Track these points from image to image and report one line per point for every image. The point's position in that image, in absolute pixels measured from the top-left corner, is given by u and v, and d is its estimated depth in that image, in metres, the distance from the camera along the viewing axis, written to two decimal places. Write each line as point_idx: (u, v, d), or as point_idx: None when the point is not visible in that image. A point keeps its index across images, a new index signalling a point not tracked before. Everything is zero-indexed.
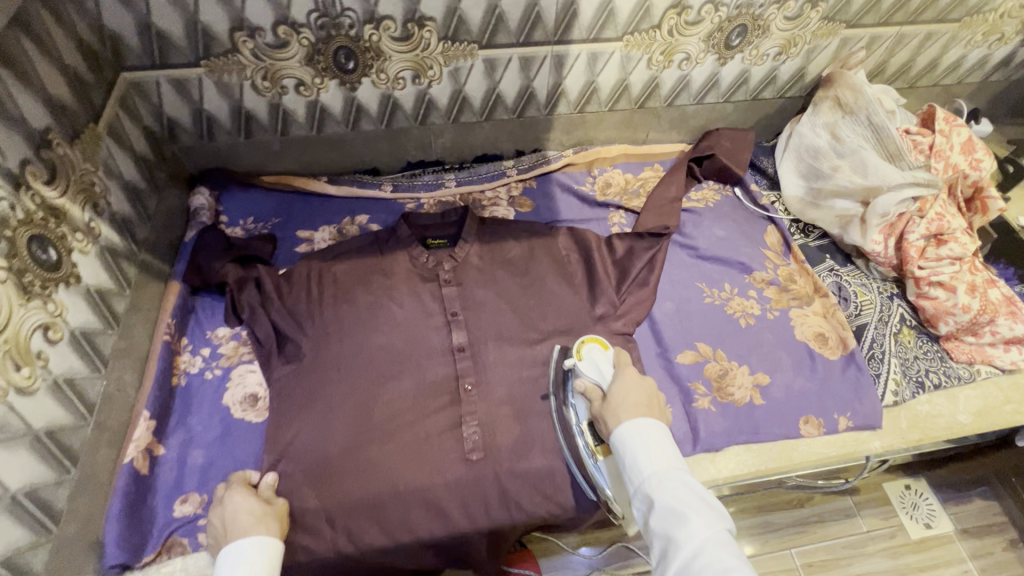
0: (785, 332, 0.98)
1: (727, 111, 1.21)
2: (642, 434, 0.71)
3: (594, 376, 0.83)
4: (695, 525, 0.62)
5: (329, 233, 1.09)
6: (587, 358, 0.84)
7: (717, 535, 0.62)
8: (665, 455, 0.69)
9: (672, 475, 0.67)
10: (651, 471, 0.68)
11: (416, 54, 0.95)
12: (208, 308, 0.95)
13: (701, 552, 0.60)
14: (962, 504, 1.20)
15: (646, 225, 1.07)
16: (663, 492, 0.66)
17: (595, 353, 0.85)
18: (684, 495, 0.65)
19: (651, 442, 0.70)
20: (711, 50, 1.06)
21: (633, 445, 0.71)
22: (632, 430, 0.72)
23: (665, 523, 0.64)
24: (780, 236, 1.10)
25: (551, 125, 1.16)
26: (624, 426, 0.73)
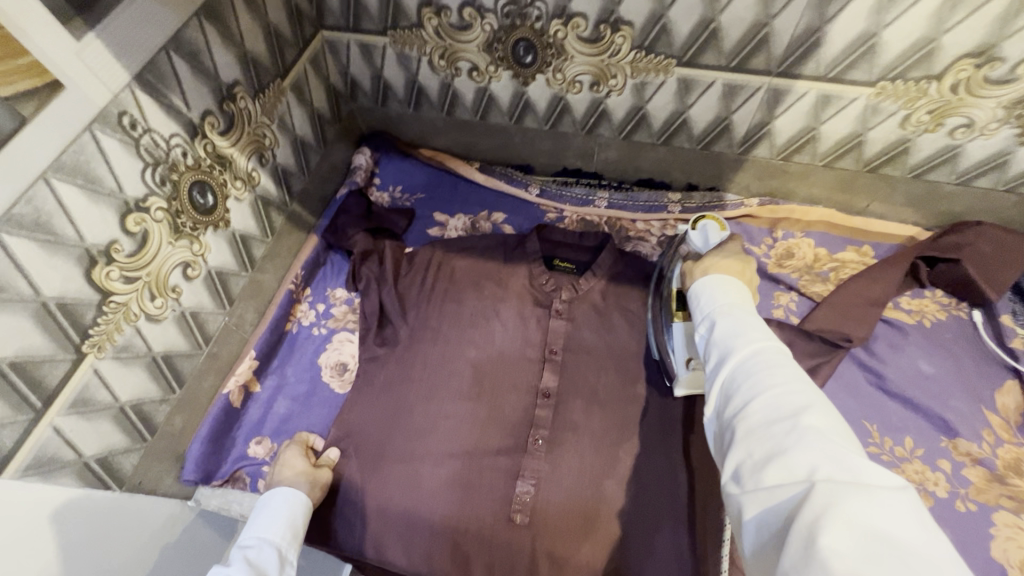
0: (975, 539, 0.70)
1: (1006, 204, 0.86)
2: (719, 280, 0.64)
3: (699, 243, 0.80)
4: (754, 335, 0.53)
5: (463, 222, 1.06)
6: (699, 228, 0.81)
7: (781, 344, 0.52)
8: (739, 295, 0.61)
9: (743, 305, 0.59)
10: (722, 305, 0.60)
11: (601, 59, 0.82)
12: (335, 266, 1.00)
13: (759, 351, 0.51)
14: None
15: (817, 322, 0.83)
16: (729, 315, 0.57)
17: (709, 227, 0.80)
18: (753, 320, 0.55)
19: (728, 286, 0.62)
20: (1013, 122, 0.74)
21: (708, 286, 0.64)
22: (710, 281, 0.65)
23: (724, 332, 0.55)
24: (1022, 401, 0.78)
25: (741, 167, 0.95)
26: (703, 279, 0.67)
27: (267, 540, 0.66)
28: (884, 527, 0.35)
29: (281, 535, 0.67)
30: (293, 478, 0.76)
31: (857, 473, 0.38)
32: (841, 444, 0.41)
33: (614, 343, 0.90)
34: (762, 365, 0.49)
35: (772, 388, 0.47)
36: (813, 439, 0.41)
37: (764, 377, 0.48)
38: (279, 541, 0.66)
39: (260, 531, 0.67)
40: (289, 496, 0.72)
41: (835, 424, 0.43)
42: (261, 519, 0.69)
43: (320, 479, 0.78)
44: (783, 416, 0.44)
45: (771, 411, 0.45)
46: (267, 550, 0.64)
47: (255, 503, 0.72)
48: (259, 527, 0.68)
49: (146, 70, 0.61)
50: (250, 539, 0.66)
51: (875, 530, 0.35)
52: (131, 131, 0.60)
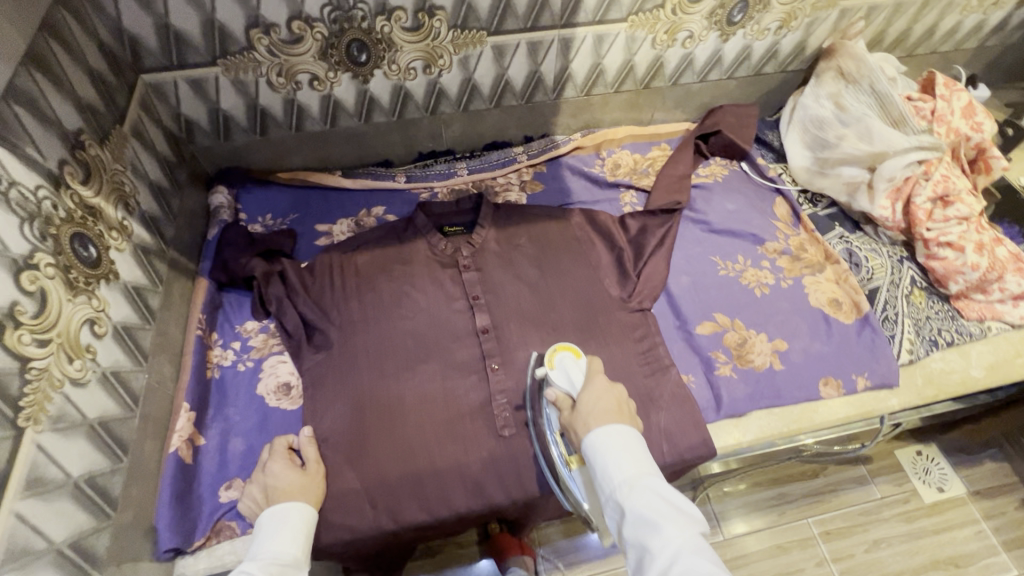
0: (798, 299, 1.01)
1: (731, 87, 1.23)
2: (612, 439, 0.70)
3: (565, 384, 0.84)
4: (667, 533, 0.60)
5: (348, 225, 1.11)
6: (559, 367, 0.85)
7: (692, 542, 0.60)
8: (639, 466, 0.68)
9: (642, 482, 0.66)
10: (622, 479, 0.67)
11: (427, 43, 0.96)
12: (235, 303, 0.98)
13: (677, 560, 0.58)
14: (973, 467, 1.31)
15: (656, 202, 1.10)
16: (637, 503, 0.64)
17: (566, 360, 0.85)
18: (656, 503, 0.63)
19: (622, 450, 0.69)
20: (714, 27, 1.08)
21: (603, 453, 0.70)
22: (604, 436, 0.71)
23: (641, 533, 0.62)
24: (788, 207, 1.12)
25: (559, 109, 1.18)
26: (595, 433, 0.72)
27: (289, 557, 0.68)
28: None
29: (302, 550, 0.70)
30: (295, 492, 0.76)
31: None
32: None
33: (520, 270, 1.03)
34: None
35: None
36: None
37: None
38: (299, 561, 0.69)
39: (287, 546, 0.69)
40: (304, 512, 0.74)
41: None
42: (280, 531, 0.71)
43: (314, 486, 0.79)
44: None
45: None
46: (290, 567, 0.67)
47: (276, 510, 0.73)
48: (280, 539, 0.70)
49: None
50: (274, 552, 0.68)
51: None
52: None
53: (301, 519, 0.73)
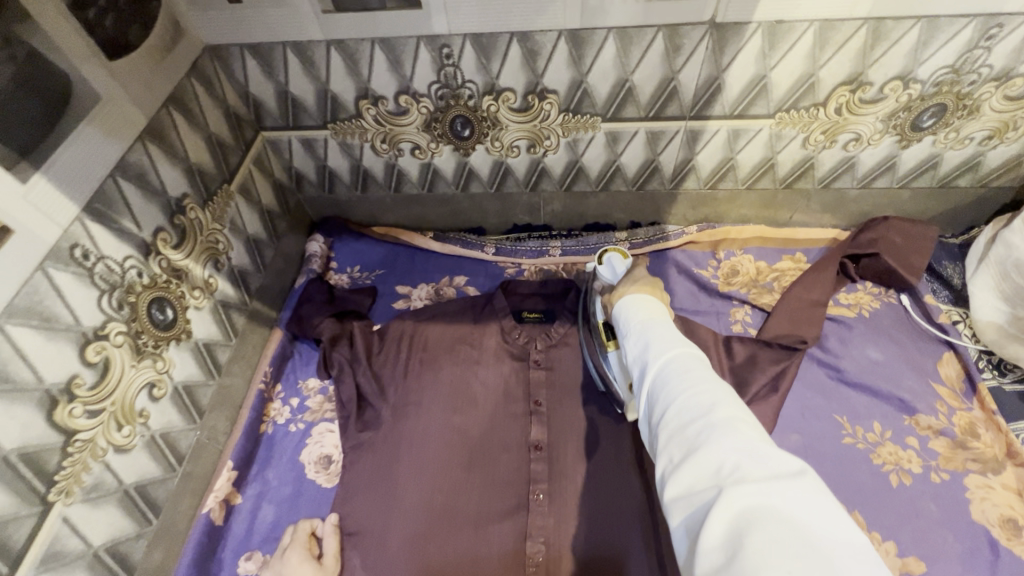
0: (956, 507, 0.76)
1: (902, 198, 0.98)
2: (637, 301, 0.66)
3: (609, 277, 0.82)
4: (667, 346, 0.53)
5: (427, 291, 1.08)
6: (607, 261, 0.82)
7: (693, 350, 0.53)
8: (656, 311, 0.63)
9: (658, 320, 0.60)
10: (636, 322, 0.61)
11: (533, 125, 0.89)
12: (304, 356, 0.98)
13: (672, 360, 0.51)
14: None
15: (774, 331, 0.91)
16: (646, 332, 0.58)
17: (614, 257, 0.83)
18: (664, 331, 0.57)
19: (642, 304, 0.64)
20: (892, 131, 0.86)
21: (625, 309, 0.65)
22: (629, 301, 0.67)
23: (642, 349, 0.56)
24: (961, 368, 0.86)
25: (675, 200, 1.04)
26: (622, 298, 0.70)
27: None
28: (792, 508, 0.34)
29: None
30: None
31: (765, 468, 0.37)
32: (754, 444, 0.40)
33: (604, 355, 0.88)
34: (675, 371, 0.49)
35: (682, 385, 0.47)
36: (727, 439, 0.40)
37: (677, 382, 0.48)
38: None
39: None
40: None
41: (750, 425, 0.42)
42: None
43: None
44: (697, 417, 0.43)
45: (683, 406, 0.45)
46: None
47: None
48: None
49: (95, 199, 0.61)
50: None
51: (777, 514, 0.34)
52: (84, 262, 0.59)
53: None
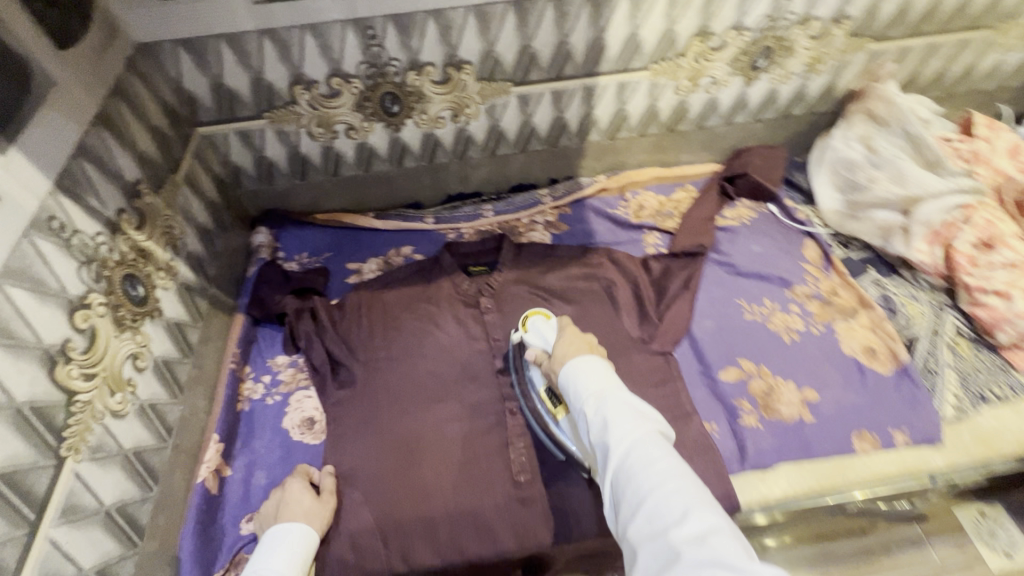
0: (833, 348, 0.97)
1: (758, 130, 1.23)
2: (582, 363, 0.72)
3: (540, 343, 0.88)
4: (626, 432, 0.62)
5: (377, 263, 1.16)
6: (532, 329, 0.90)
7: (649, 434, 0.62)
8: (603, 376, 0.70)
9: (608, 390, 0.68)
10: (588, 392, 0.68)
11: (455, 95, 1.02)
12: (268, 338, 1.03)
13: (632, 450, 0.60)
14: None
15: (680, 244, 1.10)
16: (600, 408, 0.66)
17: (537, 322, 0.90)
18: (617, 407, 0.65)
19: (588, 368, 0.71)
20: (738, 73, 1.09)
21: (572, 374, 0.71)
22: (573, 364, 0.73)
23: (601, 431, 0.64)
24: (819, 250, 1.10)
25: (583, 153, 1.21)
26: (566, 363, 0.74)
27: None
28: None
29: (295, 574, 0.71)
30: (304, 514, 0.78)
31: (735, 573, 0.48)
32: (721, 548, 0.51)
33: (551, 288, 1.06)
34: (639, 467, 0.59)
35: (649, 487, 0.57)
36: (697, 548, 0.51)
37: (643, 482, 0.58)
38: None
39: (278, 564, 0.70)
40: (306, 534, 0.75)
41: (710, 524, 0.53)
42: (274, 553, 0.72)
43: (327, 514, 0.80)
44: (668, 530, 0.54)
45: (655, 516, 0.55)
46: None
47: (263, 535, 0.76)
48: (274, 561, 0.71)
49: (64, 176, 0.64)
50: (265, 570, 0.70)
51: None
52: (62, 233, 0.63)
53: (283, 557, 0.72)
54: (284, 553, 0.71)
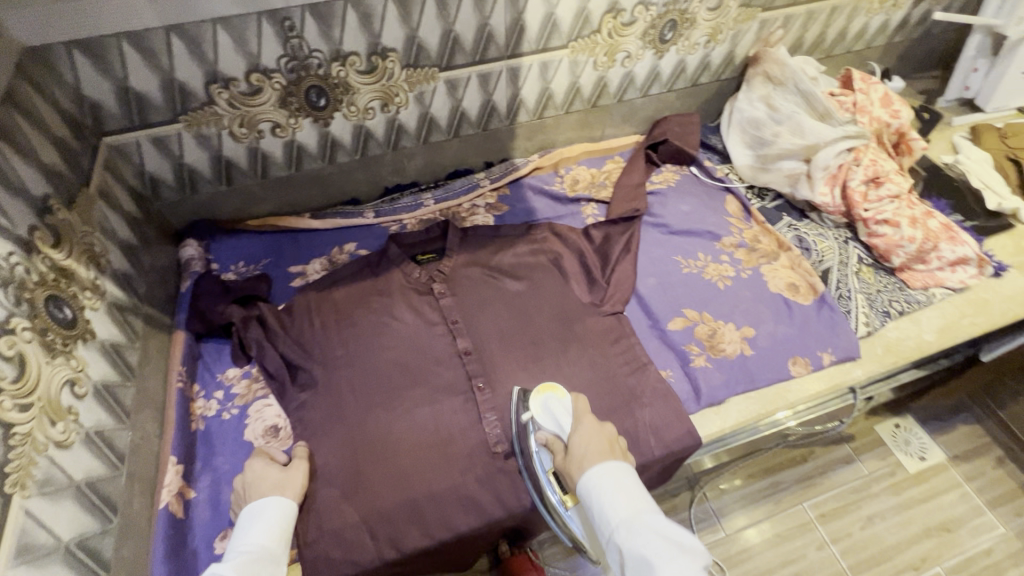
0: (761, 288, 1.07)
1: (672, 99, 1.32)
2: (609, 479, 0.73)
3: (553, 428, 0.84)
4: None
5: (321, 264, 1.13)
6: (546, 410, 0.85)
7: None
8: (634, 501, 0.71)
9: (640, 519, 0.68)
10: (618, 519, 0.69)
11: (383, 84, 1.01)
12: (214, 353, 0.98)
13: None
14: (949, 433, 1.60)
15: (617, 211, 1.16)
16: (635, 541, 0.66)
17: (551, 401, 0.86)
18: (653, 543, 0.65)
19: (617, 488, 0.71)
20: (648, 46, 1.16)
21: (599, 494, 0.72)
22: (598, 476, 0.74)
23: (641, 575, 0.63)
24: (739, 203, 1.20)
25: (514, 134, 1.24)
26: (588, 473, 0.74)
27: (264, 549, 0.71)
28: None
29: (277, 541, 0.73)
30: (272, 489, 0.79)
31: None
32: None
33: (501, 262, 1.11)
34: None
35: None
36: None
37: None
38: (278, 552, 0.72)
39: (260, 537, 0.72)
40: (281, 505, 0.76)
41: None
42: (253, 528, 0.73)
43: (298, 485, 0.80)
44: None
45: None
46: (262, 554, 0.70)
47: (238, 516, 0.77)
48: (253, 534, 0.73)
49: None
50: (247, 545, 0.71)
51: None
52: None
53: (262, 530, 0.73)
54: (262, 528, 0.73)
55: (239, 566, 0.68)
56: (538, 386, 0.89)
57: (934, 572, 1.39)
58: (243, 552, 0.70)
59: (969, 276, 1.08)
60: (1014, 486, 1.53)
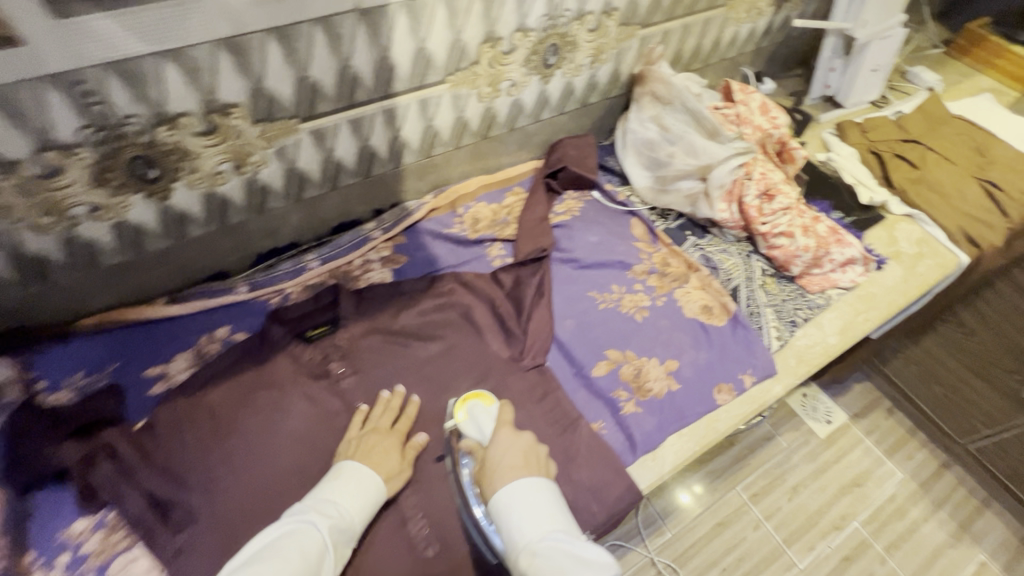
0: (679, 316, 1.05)
1: (564, 122, 1.26)
2: (517, 499, 0.72)
3: (477, 434, 0.84)
4: None
5: (187, 359, 0.94)
6: (469, 417, 0.85)
7: None
8: (543, 520, 0.70)
9: (546, 539, 0.68)
10: (525, 541, 0.69)
11: (230, 143, 0.85)
12: (52, 504, 0.77)
13: None
14: (847, 395, 1.75)
15: (524, 251, 1.09)
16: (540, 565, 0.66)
17: (477, 410, 0.85)
18: (558, 564, 0.65)
19: (524, 509, 0.71)
20: (533, 73, 1.09)
21: (506, 517, 0.71)
22: (507, 495, 0.72)
23: None
24: (644, 226, 1.17)
25: (402, 177, 1.12)
26: (498, 493, 0.73)
27: (351, 522, 0.73)
28: None
29: (360, 516, 0.74)
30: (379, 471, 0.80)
31: None
32: None
33: (405, 326, 1.00)
34: None
35: None
36: None
37: None
38: (356, 532, 0.74)
39: (350, 507, 0.74)
40: (374, 490, 0.77)
41: None
42: (351, 493, 0.75)
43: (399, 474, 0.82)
44: None
45: None
46: (346, 527, 0.72)
47: (339, 466, 0.79)
48: (348, 499, 0.75)
49: None
50: (340, 511, 0.73)
51: None
52: None
53: (353, 503, 0.75)
54: (356, 499, 0.75)
55: (330, 527, 0.70)
56: (469, 392, 0.89)
57: (853, 527, 1.49)
58: (333, 511, 0.73)
59: (857, 274, 1.13)
60: (902, 433, 1.68)
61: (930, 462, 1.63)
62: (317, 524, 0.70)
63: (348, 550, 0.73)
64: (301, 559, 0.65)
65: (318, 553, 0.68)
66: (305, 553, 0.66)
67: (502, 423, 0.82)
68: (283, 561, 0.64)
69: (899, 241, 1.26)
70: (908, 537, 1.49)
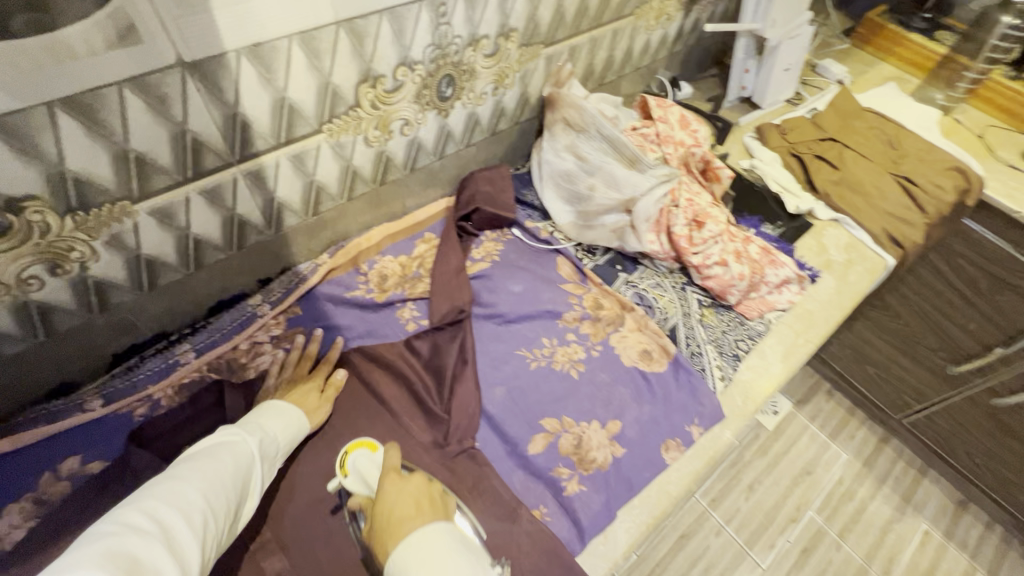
0: (618, 367, 0.95)
1: (473, 153, 1.14)
2: (414, 554, 0.60)
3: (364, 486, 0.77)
4: None
5: (24, 509, 0.74)
6: (353, 470, 0.78)
7: None
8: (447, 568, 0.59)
9: None
10: None
11: (34, 244, 0.66)
12: None
13: None
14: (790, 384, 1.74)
15: (439, 312, 0.97)
16: None
17: (361, 460, 0.79)
18: None
19: (423, 564, 0.59)
20: (427, 108, 0.95)
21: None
22: (404, 552, 0.61)
23: None
24: (571, 264, 1.07)
25: (289, 240, 0.96)
26: (394, 552, 0.61)
27: (275, 439, 0.74)
28: None
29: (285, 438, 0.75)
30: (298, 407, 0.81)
31: None
32: None
33: None
34: None
35: None
36: None
37: None
38: (282, 451, 0.74)
39: (278, 427, 0.75)
40: (299, 418, 0.79)
41: None
42: (276, 417, 0.76)
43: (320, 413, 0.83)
44: None
45: None
46: (272, 443, 0.73)
47: (260, 404, 0.80)
48: (274, 421, 0.75)
49: None
50: (264, 430, 0.73)
51: None
52: None
53: (283, 424, 0.76)
54: (285, 419, 0.76)
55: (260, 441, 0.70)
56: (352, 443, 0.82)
57: (809, 518, 1.47)
58: (261, 429, 0.73)
59: (794, 294, 1.09)
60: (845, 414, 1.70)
61: (870, 439, 1.65)
62: (245, 436, 0.69)
63: (273, 472, 0.73)
64: (235, 463, 0.65)
65: (249, 461, 0.67)
66: (238, 458, 0.66)
67: (387, 469, 0.72)
68: (218, 461, 0.63)
69: (828, 248, 1.23)
70: (858, 518, 1.49)
